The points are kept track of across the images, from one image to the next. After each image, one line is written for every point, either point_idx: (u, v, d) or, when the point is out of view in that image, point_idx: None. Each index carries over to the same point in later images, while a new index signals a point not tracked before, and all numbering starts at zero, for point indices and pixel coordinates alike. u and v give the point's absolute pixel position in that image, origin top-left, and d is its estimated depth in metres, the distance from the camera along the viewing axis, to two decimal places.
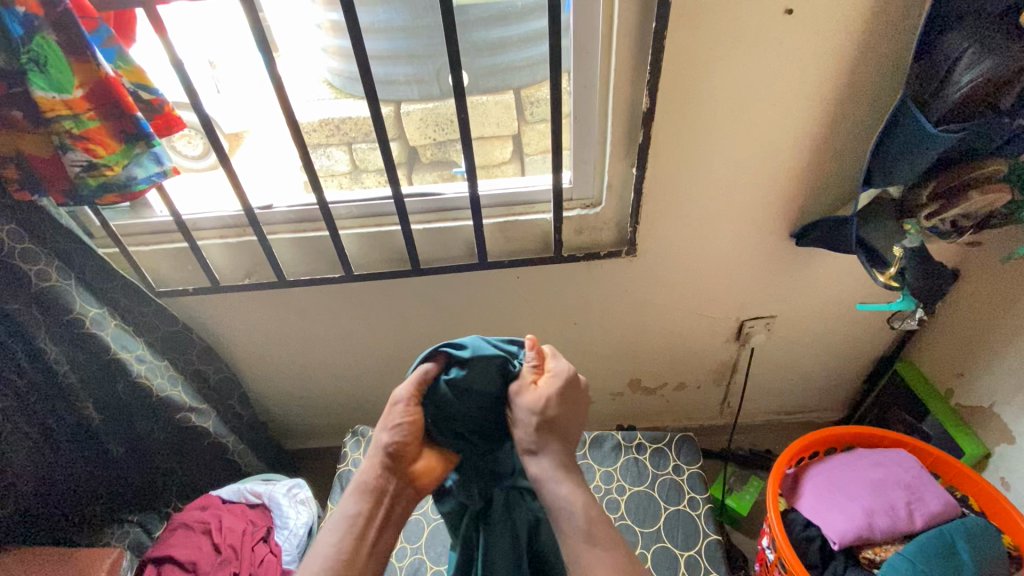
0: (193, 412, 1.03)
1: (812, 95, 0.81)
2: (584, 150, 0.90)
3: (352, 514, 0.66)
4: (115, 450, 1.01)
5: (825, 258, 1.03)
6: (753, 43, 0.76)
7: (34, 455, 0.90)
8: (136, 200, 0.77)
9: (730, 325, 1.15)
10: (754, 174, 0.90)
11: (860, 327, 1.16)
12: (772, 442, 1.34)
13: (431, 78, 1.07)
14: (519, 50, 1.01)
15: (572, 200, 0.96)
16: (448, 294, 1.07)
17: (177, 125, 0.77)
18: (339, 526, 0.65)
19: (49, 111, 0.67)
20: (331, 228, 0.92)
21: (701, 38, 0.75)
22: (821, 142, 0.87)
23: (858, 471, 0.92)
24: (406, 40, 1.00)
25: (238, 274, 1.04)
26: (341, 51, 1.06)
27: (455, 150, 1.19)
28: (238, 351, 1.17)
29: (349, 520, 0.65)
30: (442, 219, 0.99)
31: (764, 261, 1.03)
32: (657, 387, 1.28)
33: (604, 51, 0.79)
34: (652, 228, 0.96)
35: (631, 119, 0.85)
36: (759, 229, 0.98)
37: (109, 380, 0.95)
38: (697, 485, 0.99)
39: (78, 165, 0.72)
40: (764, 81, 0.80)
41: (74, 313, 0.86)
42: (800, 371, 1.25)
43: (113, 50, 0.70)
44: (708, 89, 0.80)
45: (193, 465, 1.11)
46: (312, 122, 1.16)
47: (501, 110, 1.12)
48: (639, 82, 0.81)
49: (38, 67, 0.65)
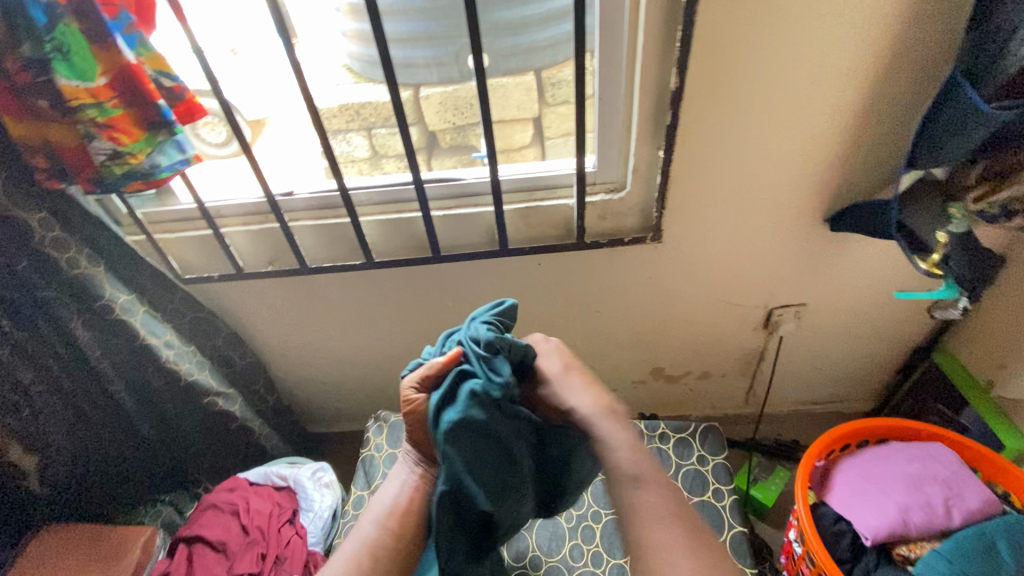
0: (220, 397, 1.05)
1: (851, 72, 0.77)
2: (609, 134, 0.87)
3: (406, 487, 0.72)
4: (146, 432, 1.04)
5: (859, 245, 0.99)
6: (791, 18, 0.72)
7: (71, 437, 0.94)
8: (161, 186, 0.78)
9: (758, 313, 1.11)
10: (786, 156, 0.86)
11: (895, 315, 1.11)
12: (798, 432, 1.32)
13: (451, 61, 1.04)
14: (539, 31, 0.98)
15: (595, 185, 0.94)
16: (469, 281, 1.06)
17: (198, 113, 0.77)
18: (395, 493, 0.72)
19: (73, 100, 0.67)
20: (352, 216, 0.92)
21: (736, 14, 0.71)
22: (861, 122, 0.82)
23: (893, 464, 0.89)
24: (425, 21, 0.97)
25: (262, 261, 1.04)
26: (360, 34, 1.04)
27: (475, 134, 1.18)
28: (263, 337, 1.18)
29: (395, 481, 0.73)
30: (462, 205, 0.98)
31: (795, 248, 0.99)
32: (681, 375, 1.26)
33: (631, 29, 0.76)
34: (678, 215, 0.94)
35: (659, 100, 0.82)
36: (791, 215, 0.94)
37: (140, 365, 0.97)
38: (722, 476, 0.98)
39: (103, 153, 0.72)
40: (802, 56, 0.75)
41: (104, 300, 0.88)
42: (830, 359, 1.21)
43: (134, 37, 0.69)
44: (741, 70, 0.76)
45: (221, 448, 1.14)
46: (332, 108, 1.15)
47: (523, 93, 1.10)
48: (667, 62, 0.78)
49: (63, 55, 0.65)
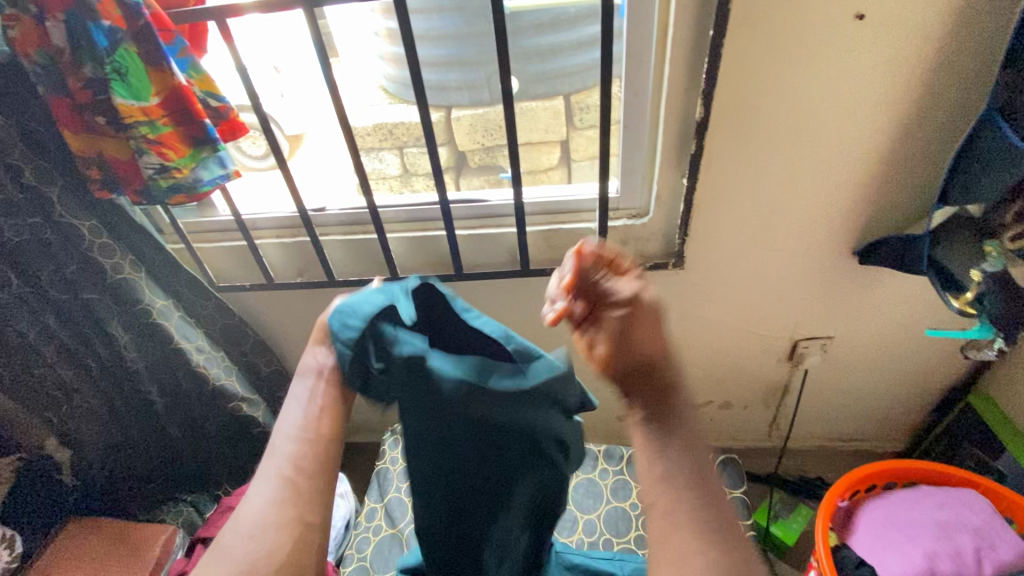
0: (244, 402, 1.08)
1: (882, 104, 0.76)
2: (633, 160, 0.88)
3: (294, 429, 0.49)
4: (173, 433, 1.07)
5: (889, 279, 0.96)
6: (820, 51, 0.72)
7: (103, 433, 0.99)
8: (201, 200, 0.82)
9: (783, 344, 1.09)
10: (813, 187, 0.85)
11: (928, 351, 1.07)
12: (826, 470, 1.27)
13: (482, 84, 1.08)
14: (569, 57, 1.00)
15: (618, 210, 0.94)
16: (489, 300, 1.07)
17: (240, 131, 0.81)
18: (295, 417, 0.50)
19: (128, 117, 0.73)
20: (379, 231, 0.95)
21: (762, 46, 0.72)
22: (890, 155, 0.81)
23: (920, 509, 0.86)
24: (459, 47, 1.01)
25: (292, 271, 1.08)
26: (395, 58, 1.08)
27: (503, 155, 1.21)
28: (288, 345, 1.22)
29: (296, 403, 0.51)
30: (486, 225, 1.00)
31: (823, 280, 0.98)
32: (701, 405, 1.23)
33: (657, 60, 0.78)
34: (701, 242, 0.93)
35: (684, 127, 0.82)
36: (818, 246, 0.93)
37: (171, 367, 1.00)
38: (739, 510, 0.95)
39: (151, 167, 0.77)
40: (829, 88, 0.75)
41: (144, 305, 0.92)
42: (858, 395, 1.17)
43: (187, 60, 0.74)
44: (766, 100, 0.77)
45: (242, 454, 1.15)
46: (366, 127, 1.19)
47: (551, 117, 1.12)
48: (694, 92, 0.79)
49: (120, 76, 0.70)
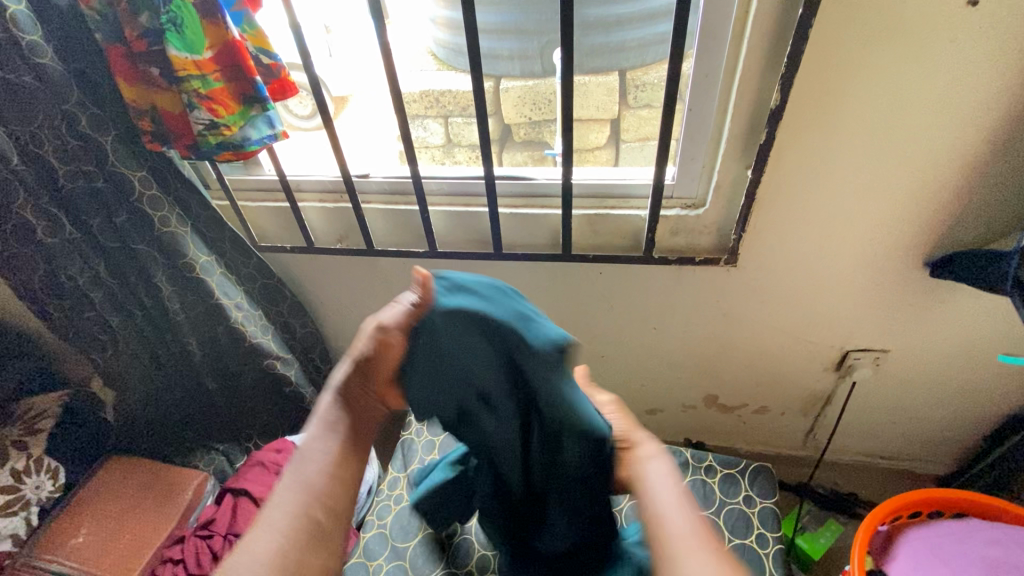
0: (278, 360, 1.09)
1: (983, 104, 0.68)
2: (694, 147, 0.83)
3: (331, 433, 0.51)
4: (210, 385, 1.10)
5: (962, 296, 0.89)
6: (919, 42, 0.65)
7: (144, 379, 1.03)
8: (248, 159, 0.81)
9: (832, 354, 1.03)
10: (890, 192, 0.79)
11: (992, 375, 1.00)
12: (859, 485, 1.23)
13: (536, 55, 1.02)
14: (632, 30, 0.94)
15: (672, 198, 0.90)
16: (525, 281, 1.04)
17: (290, 91, 0.81)
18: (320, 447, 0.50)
19: (181, 71, 0.71)
20: (421, 202, 0.92)
21: (855, 32, 0.65)
22: (986, 161, 0.73)
23: (969, 544, 0.81)
24: (514, 14, 0.97)
25: (332, 237, 1.08)
26: (449, 23, 1.05)
27: (550, 131, 1.16)
28: (323, 309, 1.22)
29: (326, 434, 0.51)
30: (531, 204, 0.96)
31: (887, 291, 0.91)
32: (735, 407, 1.19)
33: (734, 39, 0.72)
34: (758, 240, 0.88)
35: (755, 116, 0.76)
36: (885, 254, 0.86)
37: (211, 321, 1.02)
38: (768, 521, 0.91)
39: (201, 123, 0.75)
40: (924, 83, 0.68)
41: (188, 259, 0.93)
42: (907, 413, 1.11)
43: (242, 14, 0.72)
44: (850, 92, 0.70)
45: (275, 411, 1.17)
46: (413, 92, 1.15)
47: (604, 93, 1.07)
48: (771, 77, 0.72)
49: (176, 28, 0.69)
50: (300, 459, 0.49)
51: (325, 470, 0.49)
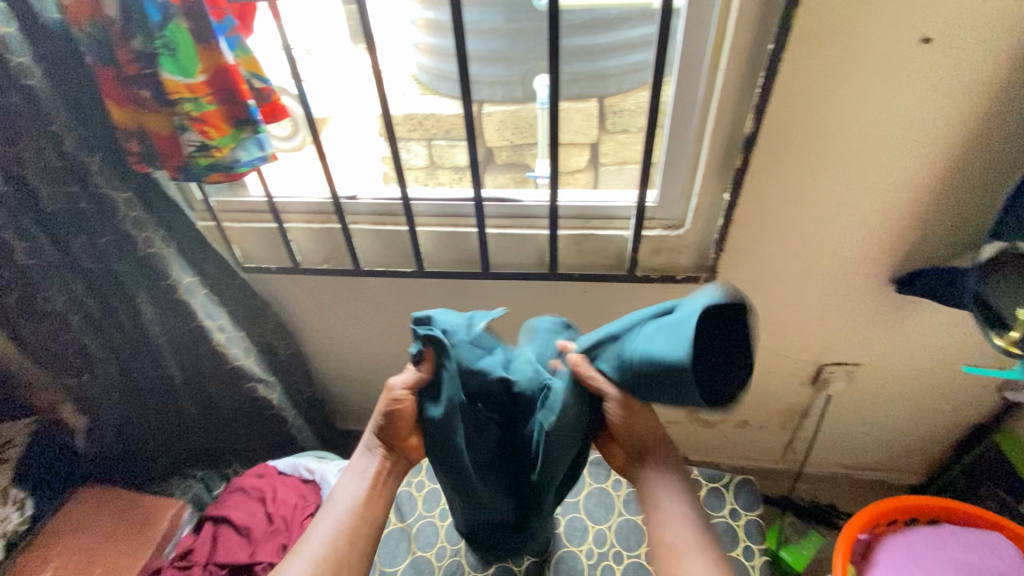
0: (261, 383, 1.08)
1: (938, 132, 0.74)
2: (674, 170, 0.87)
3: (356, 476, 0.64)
4: (190, 410, 1.08)
5: (926, 311, 0.94)
6: (878, 75, 0.70)
7: (122, 405, 0.99)
8: (237, 181, 0.82)
9: (808, 368, 1.07)
10: (857, 214, 0.84)
11: (957, 387, 1.05)
12: (837, 496, 1.27)
13: (517, 81, 1.06)
14: (611, 59, 0.98)
15: (654, 219, 0.93)
16: (511, 299, 1.06)
17: (281, 114, 0.82)
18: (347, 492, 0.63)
19: (174, 93, 0.72)
20: (410, 223, 0.94)
21: (820, 65, 0.70)
22: (942, 185, 0.79)
23: (943, 550, 0.84)
24: (497, 41, 1.00)
25: (318, 259, 1.08)
26: (432, 49, 1.08)
27: (531, 154, 1.20)
28: (307, 329, 1.21)
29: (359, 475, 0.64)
30: (517, 224, 0.98)
31: (857, 306, 0.96)
32: (717, 422, 1.21)
33: (710, 69, 0.76)
34: (736, 259, 0.92)
35: (730, 141, 0.81)
36: (854, 272, 0.91)
37: (193, 344, 1.00)
38: (754, 534, 0.93)
39: (193, 144, 0.77)
40: (884, 112, 0.73)
41: (171, 280, 0.93)
42: (879, 424, 1.15)
43: (235, 40, 0.73)
44: (818, 120, 0.75)
45: (255, 434, 1.16)
46: (398, 116, 1.18)
47: (583, 119, 1.12)
48: (745, 105, 0.77)
49: (169, 51, 0.69)
50: (335, 495, 0.63)
51: (354, 506, 0.62)
